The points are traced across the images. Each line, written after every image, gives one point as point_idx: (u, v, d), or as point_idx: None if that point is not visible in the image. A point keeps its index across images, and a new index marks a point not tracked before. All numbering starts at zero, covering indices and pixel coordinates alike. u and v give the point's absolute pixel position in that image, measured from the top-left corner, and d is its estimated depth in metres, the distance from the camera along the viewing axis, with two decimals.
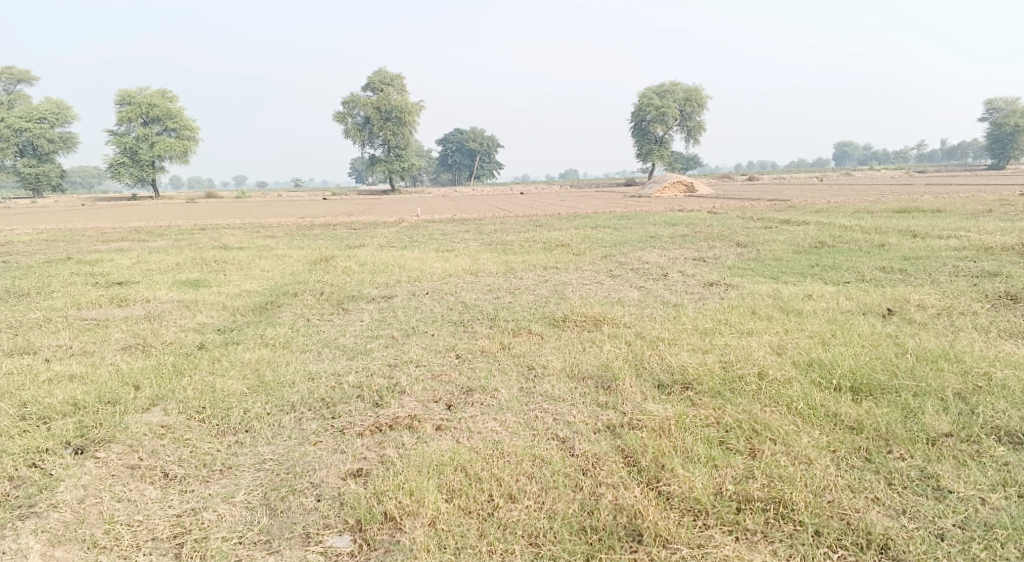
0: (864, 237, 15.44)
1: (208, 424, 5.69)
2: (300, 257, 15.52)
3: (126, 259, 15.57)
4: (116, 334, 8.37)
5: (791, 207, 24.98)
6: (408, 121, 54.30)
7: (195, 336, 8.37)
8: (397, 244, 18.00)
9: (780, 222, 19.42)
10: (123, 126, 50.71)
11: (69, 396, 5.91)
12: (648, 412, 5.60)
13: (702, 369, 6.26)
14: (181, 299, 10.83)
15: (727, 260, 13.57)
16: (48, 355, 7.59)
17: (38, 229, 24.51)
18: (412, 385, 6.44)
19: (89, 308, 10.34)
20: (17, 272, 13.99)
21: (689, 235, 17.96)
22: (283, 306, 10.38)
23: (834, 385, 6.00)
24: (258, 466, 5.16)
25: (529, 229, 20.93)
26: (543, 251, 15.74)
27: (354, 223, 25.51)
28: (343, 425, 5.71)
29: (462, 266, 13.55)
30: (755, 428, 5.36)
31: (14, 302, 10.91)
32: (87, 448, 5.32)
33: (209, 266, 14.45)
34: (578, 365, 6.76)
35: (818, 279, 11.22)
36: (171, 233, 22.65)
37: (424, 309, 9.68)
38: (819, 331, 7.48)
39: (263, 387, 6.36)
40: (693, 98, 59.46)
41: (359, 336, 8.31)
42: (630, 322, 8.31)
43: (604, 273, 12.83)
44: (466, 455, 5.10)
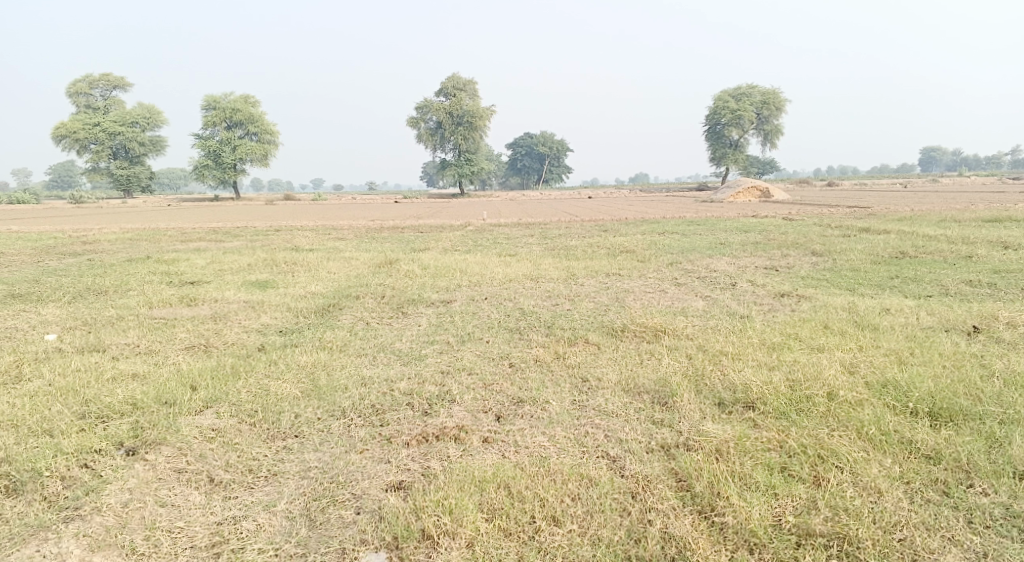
0: (950, 247, 14.51)
1: (257, 428, 5.72)
2: (365, 259, 15.73)
3: (201, 259, 16.15)
4: (182, 333, 8.61)
5: (871, 214, 23.85)
6: (479, 125, 54.67)
7: (256, 337, 8.51)
8: (461, 248, 18.03)
9: (859, 230, 18.50)
10: (208, 130, 53.00)
11: (128, 396, 6.07)
12: (705, 432, 5.30)
13: (765, 387, 5.90)
14: (248, 300, 11.09)
15: (801, 270, 12.97)
16: (116, 353, 7.86)
17: (125, 229, 25.76)
18: (462, 394, 6.32)
19: (161, 307, 10.71)
20: (100, 270, 14.69)
21: (761, 243, 17.32)
22: (344, 309, 10.49)
23: (910, 409, 5.54)
24: (302, 474, 5.14)
25: (594, 234, 20.62)
26: (606, 257, 15.46)
27: (421, 226, 25.79)
28: (390, 434, 5.63)
29: (523, 271, 13.42)
30: (821, 454, 4.98)
31: (94, 299, 11.41)
32: (139, 450, 5.42)
33: (277, 267, 14.80)
34: (634, 378, 6.49)
35: (898, 293, 10.56)
36: (247, 234, 23.40)
37: (482, 314, 9.59)
38: (896, 349, 6.97)
39: (314, 392, 6.36)
40: (770, 101, 57.71)
41: (414, 341, 8.27)
42: (691, 334, 7.99)
43: (668, 281, 12.47)
44: (509, 471, 4.94)
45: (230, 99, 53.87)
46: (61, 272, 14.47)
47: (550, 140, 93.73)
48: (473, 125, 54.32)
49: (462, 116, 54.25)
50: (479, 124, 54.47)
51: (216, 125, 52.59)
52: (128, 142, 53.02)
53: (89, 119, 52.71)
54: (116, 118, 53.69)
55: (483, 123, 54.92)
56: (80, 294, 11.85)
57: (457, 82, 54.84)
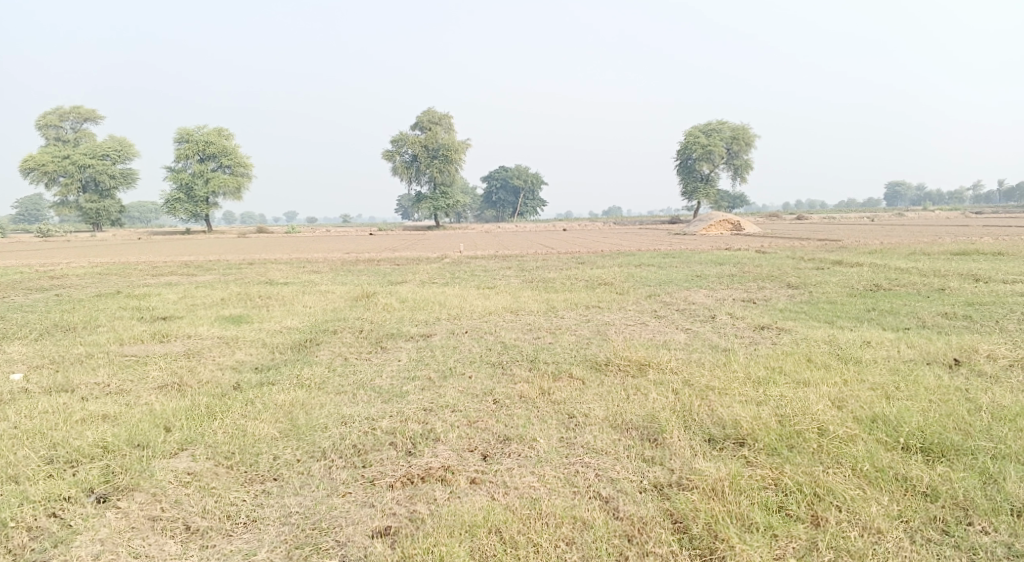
0: (922, 280, 14.75)
1: (235, 471, 5.49)
2: (342, 293, 15.53)
3: (173, 293, 15.80)
4: (154, 371, 8.34)
5: (842, 247, 24.25)
6: (454, 159, 54.93)
7: (231, 375, 8.26)
8: (439, 281, 17.91)
9: (833, 263, 18.76)
10: (181, 163, 52.56)
11: (99, 439, 5.80)
12: (699, 471, 5.20)
13: (755, 423, 5.83)
14: (222, 336, 10.82)
15: (778, 303, 13.05)
16: (85, 393, 7.57)
17: (93, 263, 25.24)
18: (446, 432, 6.16)
19: (131, 344, 10.40)
20: (68, 305, 14.30)
21: (737, 275, 17.46)
22: (321, 344, 10.27)
23: (902, 444, 5.51)
24: (283, 520, 4.92)
25: (572, 267, 20.64)
26: (585, 290, 15.44)
27: (397, 258, 25.65)
28: (374, 475, 5.44)
29: (503, 304, 13.32)
30: (818, 493, 4.92)
31: (61, 336, 11.06)
32: (111, 496, 5.16)
33: (252, 301, 14.52)
34: (621, 414, 6.38)
35: (876, 325, 10.64)
36: (220, 267, 23.04)
37: (463, 348, 9.45)
38: (881, 383, 6.96)
39: (294, 431, 6.15)
40: (740, 136, 58.92)
41: (395, 377, 8.09)
42: (676, 367, 7.92)
43: (648, 314, 12.46)
44: (500, 515, 4.78)
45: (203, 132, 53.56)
46: (26, 308, 14.03)
47: (525, 174, 94.56)
48: (449, 159, 54.60)
49: (438, 150, 54.51)
50: (454, 158, 54.74)
51: (189, 158, 52.18)
52: (98, 175, 52.33)
53: (59, 152, 52.04)
54: (86, 151, 53.03)
55: (459, 157, 55.20)
56: (47, 331, 11.48)
57: (433, 115, 55.19)
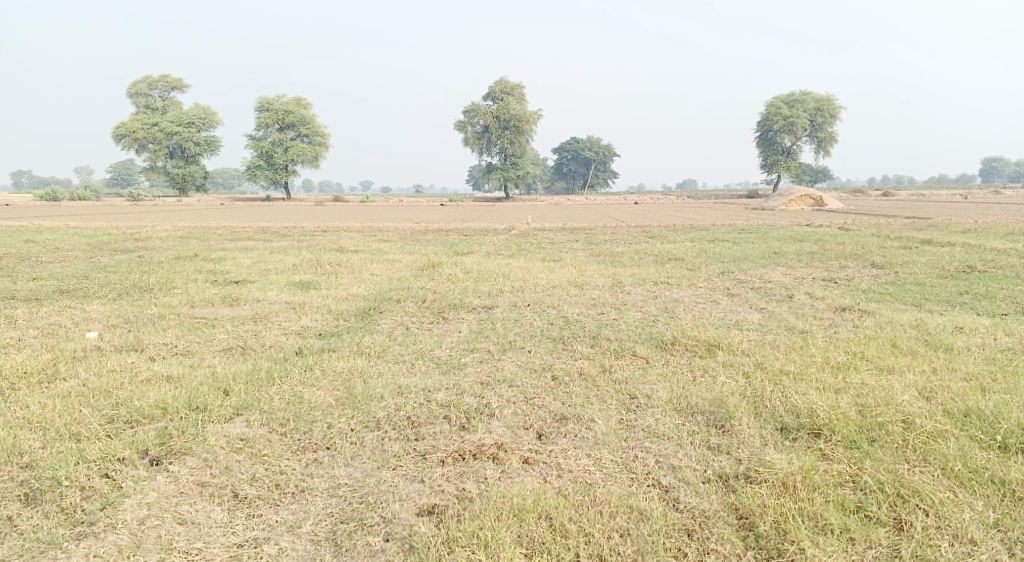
0: (1022, 262, 13.60)
1: (287, 439, 5.46)
2: (408, 262, 15.57)
3: (247, 258, 16.20)
4: (220, 334, 8.47)
5: (933, 225, 22.72)
6: (526, 130, 54.38)
7: (293, 340, 8.31)
8: (505, 252, 17.72)
9: (922, 242, 17.58)
10: (261, 131, 53.98)
11: (160, 400, 5.89)
12: (769, 462, 4.84)
13: (834, 412, 5.40)
14: (289, 301, 10.94)
15: (861, 283, 12.28)
16: (153, 353, 7.75)
17: (176, 227, 26.18)
18: (501, 408, 5.96)
19: (202, 306, 10.64)
20: (149, 267, 14.84)
21: (817, 253, 16.59)
22: (384, 312, 10.24)
23: (1000, 443, 4.99)
24: (331, 491, 4.86)
25: (641, 241, 20.05)
26: (654, 265, 14.96)
27: (465, 229, 25.63)
28: (425, 450, 5.31)
29: (568, 277, 13.01)
30: (902, 493, 4.50)
31: (139, 296, 11.44)
32: (164, 460, 5.21)
33: (321, 268, 14.71)
34: (687, 397, 6.03)
35: (970, 310, 9.83)
36: (294, 234, 23.55)
37: (525, 321, 9.23)
38: (977, 374, 6.34)
39: (349, 400, 6.08)
40: (825, 107, 56.01)
41: (454, 348, 7.95)
42: (747, 349, 7.48)
43: (720, 291, 11.92)
44: (551, 500, 4.58)
45: (282, 101, 54.78)
46: (110, 268, 14.60)
47: (596, 145, 93.01)
48: (521, 129, 54.14)
49: (509, 120, 54.11)
50: (526, 128, 54.24)
51: (269, 127, 53.50)
52: (184, 142, 54.35)
53: (148, 119, 54.27)
54: (173, 119, 55.06)
55: (530, 127, 54.65)
56: (125, 291, 11.88)
57: (507, 86, 54.77)
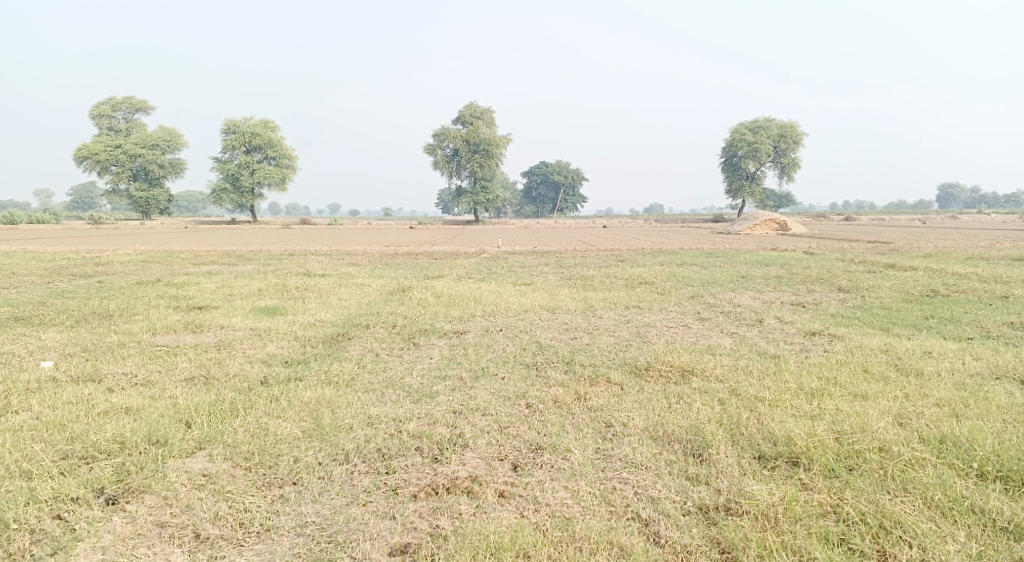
0: (983, 286, 13.90)
1: (252, 473, 5.24)
2: (378, 286, 15.35)
3: (211, 282, 15.82)
4: (182, 363, 8.18)
5: (894, 249, 23.19)
6: (495, 153, 54.60)
7: (259, 368, 8.06)
8: (476, 276, 17.62)
9: (885, 266, 17.90)
10: (228, 154, 53.33)
11: (117, 434, 5.62)
12: (749, 494, 4.83)
13: (811, 440, 5.35)
14: (254, 328, 10.66)
15: (829, 307, 12.41)
16: (112, 383, 7.44)
17: (138, 250, 25.56)
18: (475, 438, 5.81)
19: (164, 333, 10.30)
20: (108, 292, 14.39)
21: (785, 277, 16.79)
22: (353, 339, 10.02)
23: (976, 470, 4.99)
24: (299, 530, 4.68)
25: (611, 265, 20.09)
26: (625, 289, 14.97)
27: (435, 253, 25.46)
28: (396, 484, 5.13)
29: (539, 302, 12.92)
30: (885, 524, 4.53)
31: (97, 323, 11.05)
32: (120, 499, 4.95)
33: (288, 293, 14.41)
34: (663, 425, 5.94)
35: (936, 334, 9.96)
36: (260, 258, 23.15)
37: (497, 347, 9.10)
38: (949, 399, 6.37)
39: (317, 432, 5.87)
40: (787, 134, 57.32)
41: (426, 376, 7.78)
42: (721, 375, 7.44)
43: (691, 316, 11.94)
44: (530, 538, 4.50)
45: (250, 124, 54.24)
46: (68, 294, 14.13)
47: (565, 169, 93.77)
48: (490, 153, 54.36)
49: (479, 144, 54.29)
50: (495, 152, 54.46)
51: (236, 149, 52.90)
52: (149, 164, 53.43)
53: (111, 141, 53.27)
54: (137, 141, 54.13)
55: (500, 151, 54.89)
56: (83, 318, 11.47)
57: (474, 109, 55.03)
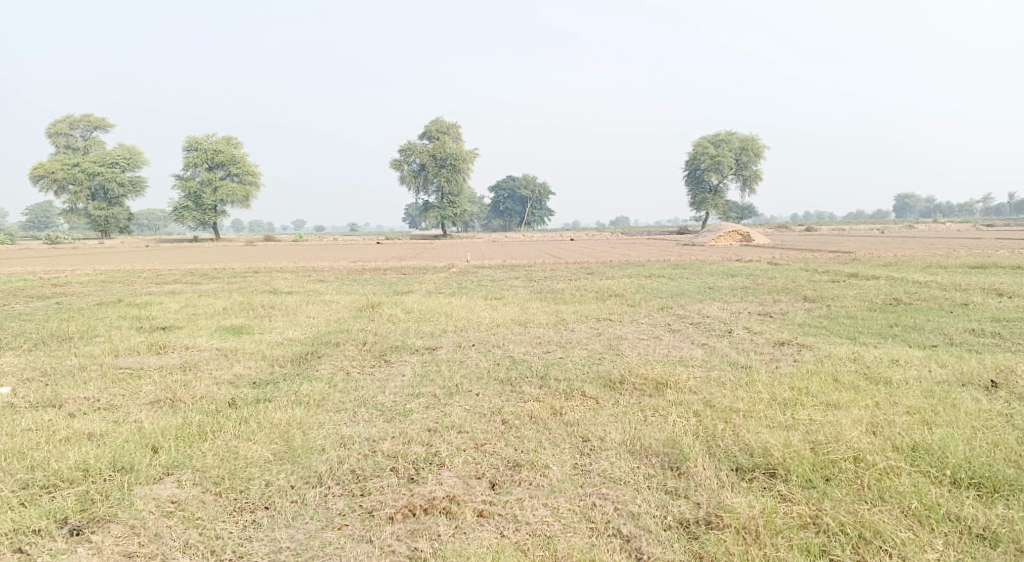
0: (943, 294, 14.24)
1: (223, 499, 5.08)
2: (347, 303, 15.16)
3: (175, 302, 15.46)
4: (147, 386, 7.94)
5: (856, 259, 23.70)
6: (462, 168, 54.64)
7: (227, 390, 7.86)
8: (446, 291, 17.51)
9: (848, 276, 18.26)
10: (190, 171, 52.47)
11: (80, 460, 5.41)
12: (729, 507, 4.84)
13: (787, 451, 5.39)
14: (221, 348, 10.42)
15: (796, 317, 12.58)
16: (73, 409, 7.19)
17: (98, 270, 24.92)
18: (452, 456, 5.72)
19: (126, 356, 10.01)
20: (67, 313, 13.98)
21: (751, 287, 17.01)
22: (323, 357, 9.85)
23: (949, 478, 5.08)
24: (272, 557, 4.55)
25: (581, 277, 20.15)
26: (595, 301, 15.01)
27: (404, 268, 25.28)
28: (372, 506, 5.03)
29: (511, 316, 12.89)
30: (863, 535, 4.58)
31: (56, 346, 10.70)
32: (84, 529, 4.76)
33: (255, 311, 14.15)
34: (640, 438, 5.92)
35: (901, 342, 10.15)
36: (225, 276, 22.74)
37: (470, 363, 9.02)
38: (918, 407, 6.48)
39: (288, 454, 5.73)
40: (749, 147, 58.42)
41: (399, 393, 7.67)
42: (694, 387, 7.47)
43: (662, 327, 12.00)
44: (511, 558, 4.45)
45: (212, 140, 53.48)
46: (24, 316, 13.70)
47: (532, 183, 94.19)
48: (457, 168, 54.38)
49: (446, 159, 54.30)
50: (462, 167, 54.49)
51: (199, 166, 52.10)
52: (108, 182, 52.32)
53: (68, 159, 52.04)
54: (96, 158, 52.97)
55: (467, 166, 54.93)
56: (41, 341, 11.10)
57: (441, 124, 55.07)
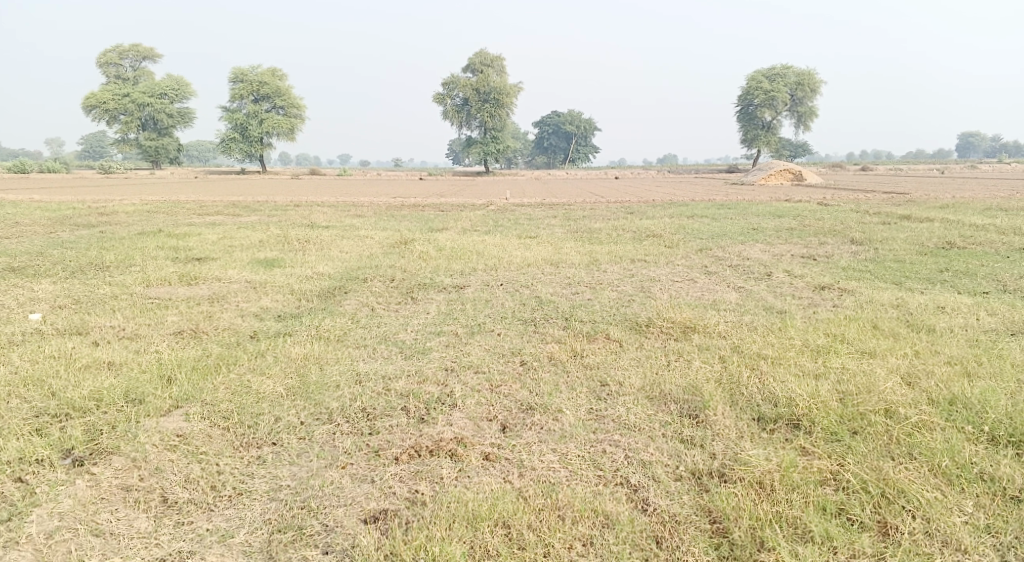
0: (1001, 238, 13.43)
1: (230, 434, 5.08)
2: (380, 238, 15.06)
3: (213, 233, 15.56)
4: (172, 317, 7.97)
5: (911, 201, 22.54)
6: (505, 102, 53.49)
7: (250, 323, 7.84)
8: (482, 229, 17.24)
9: (901, 218, 17.40)
10: (235, 103, 52.56)
11: (94, 391, 5.46)
12: (745, 460, 4.62)
13: (813, 402, 5.12)
14: (250, 280, 10.43)
15: (840, 260, 12.01)
16: (97, 337, 7.27)
17: (143, 201, 25.26)
18: (464, 397, 5.58)
19: (158, 285, 10.11)
20: (108, 242, 14.18)
21: (797, 228, 16.35)
22: (349, 292, 9.78)
23: (987, 435, 4.75)
24: (271, 494, 4.56)
25: (620, 217, 19.62)
26: (632, 241, 14.59)
27: (442, 204, 25.03)
28: (379, 445, 4.96)
29: (543, 255, 12.61)
30: (886, 494, 4.33)
31: (93, 275, 10.85)
32: (87, 461, 4.85)
33: (289, 244, 14.15)
34: (660, 384, 5.69)
35: (950, 288, 9.60)
36: (266, 209, 22.85)
37: (496, 302, 8.82)
38: (961, 357, 6.08)
39: (301, 389, 5.67)
40: (805, 82, 55.74)
41: (420, 331, 7.55)
42: (723, 331, 7.16)
43: (698, 269, 11.60)
44: (508, 506, 4.34)
45: (257, 72, 53.29)
46: (68, 245, 13.92)
47: (576, 119, 91.97)
48: (500, 102, 53.28)
49: (489, 93, 53.18)
50: (505, 102, 53.37)
51: (244, 98, 52.24)
52: (157, 114, 52.97)
53: (119, 90, 52.54)
54: (145, 90, 53.44)
55: (510, 101, 53.80)
56: (79, 270, 11.28)
57: (484, 57, 53.72)
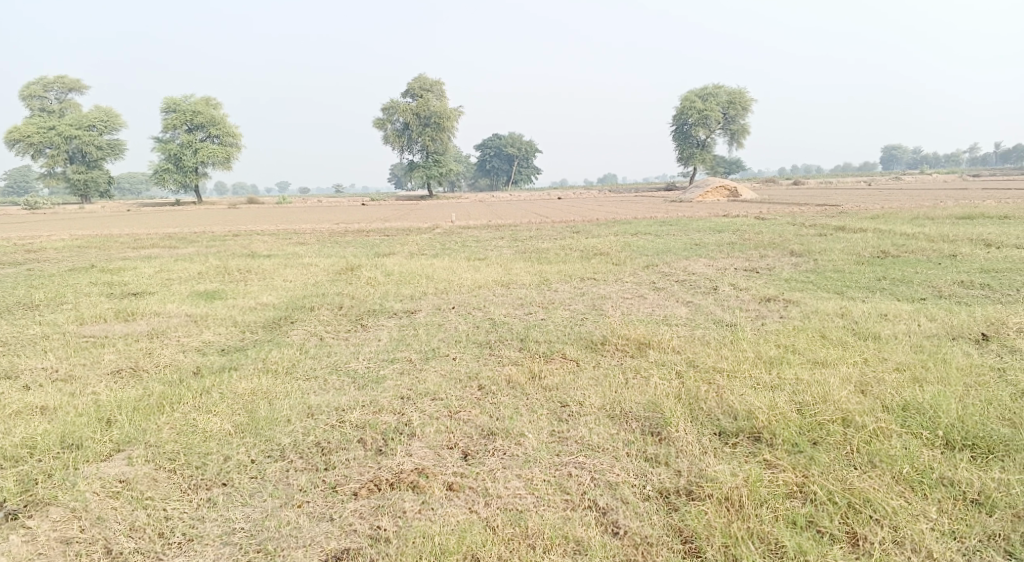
0: (931, 245, 14.00)
1: (176, 477, 4.80)
2: (326, 266, 14.72)
3: (149, 267, 14.96)
4: (109, 355, 7.56)
5: (843, 212, 23.38)
6: (447, 126, 53.54)
7: (193, 358, 7.49)
8: (429, 253, 17.07)
9: (835, 229, 18.00)
10: (169, 132, 51.13)
11: (27, 438, 5.10)
12: (711, 476, 4.61)
13: (773, 414, 5.15)
14: (192, 314, 10.01)
15: (783, 272, 12.30)
16: (28, 381, 6.84)
17: (74, 236, 24.17)
18: (423, 425, 5.42)
19: (92, 323, 9.62)
20: (37, 280, 13.48)
21: (738, 243, 16.72)
22: (296, 322, 9.49)
23: (941, 439, 4.86)
24: (224, 539, 4.31)
25: (566, 236, 19.75)
26: (580, 260, 14.66)
27: (387, 229, 24.75)
28: (337, 481, 4.76)
29: (494, 277, 12.54)
30: (853, 503, 4.36)
31: (20, 315, 10.25)
32: (22, 514, 4.52)
33: (231, 275, 13.71)
34: (620, 403, 5.64)
35: (889, 296, 9.92)
36: (204, 239, 22.15)
37: (448, 326, 8.67)
38: (908, 362, 6.25)
39: (251, 426, 5.40)
40: (736, 101, 57.63)
41: (373, 359, 7.35)
42: (678, 346, 7.20)
43: (647, 285, 11.72)
44: (477, 537, 4.21)
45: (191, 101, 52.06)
46: None
47: (517, 142, 92.88)
48: (441, 126, 53.31)
49: (430, 118, 53.18)
50: (446, 126, 53.43)
51: (178, 127, 50.88)
52: (86, 146, 51.06)
53: (44, 122, 50.47)
54: (72, 121, 51.55)
55: (451, 125, 53.90)
56: (5, 310, 10.66)
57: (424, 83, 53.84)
